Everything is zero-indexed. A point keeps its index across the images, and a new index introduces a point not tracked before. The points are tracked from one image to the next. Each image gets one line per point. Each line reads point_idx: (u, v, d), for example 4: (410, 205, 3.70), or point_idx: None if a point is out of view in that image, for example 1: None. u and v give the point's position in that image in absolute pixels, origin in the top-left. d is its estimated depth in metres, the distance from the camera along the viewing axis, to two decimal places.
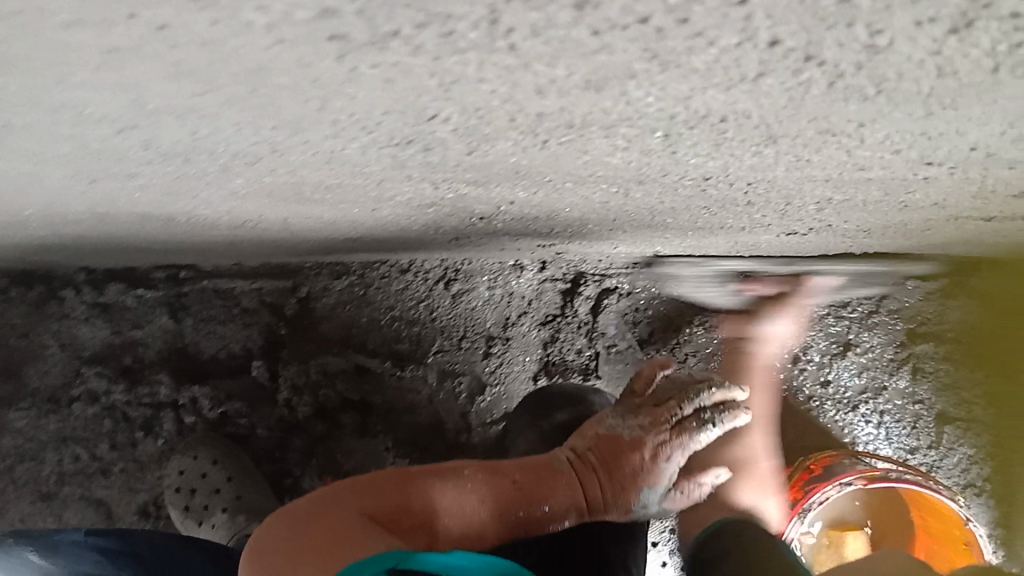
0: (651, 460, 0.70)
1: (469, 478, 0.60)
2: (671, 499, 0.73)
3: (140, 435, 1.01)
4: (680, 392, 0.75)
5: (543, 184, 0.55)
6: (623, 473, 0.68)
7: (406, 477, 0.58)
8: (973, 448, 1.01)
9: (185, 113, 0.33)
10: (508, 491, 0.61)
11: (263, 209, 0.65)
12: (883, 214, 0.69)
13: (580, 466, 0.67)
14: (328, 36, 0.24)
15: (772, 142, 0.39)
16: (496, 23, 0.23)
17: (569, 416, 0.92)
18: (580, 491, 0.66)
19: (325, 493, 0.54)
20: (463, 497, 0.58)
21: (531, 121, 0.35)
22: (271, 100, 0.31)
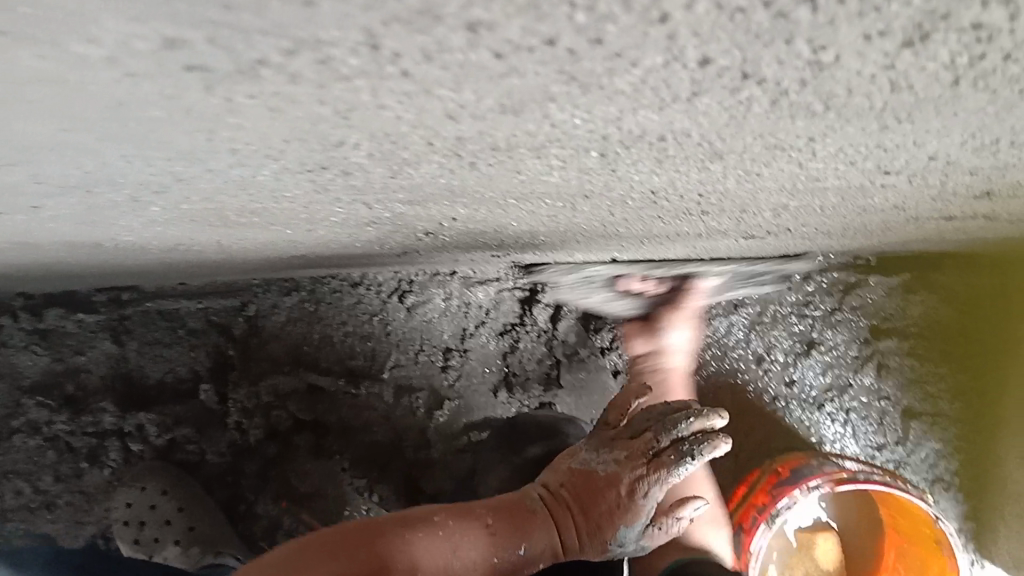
0: (628, 497, 0.67)
1: (443, 527, 0.63)
2: (651, 537, 0.71)
3: (85, 466, 0.97)
4: (657, 421, 0.69)
5: (483, 201, 0.52)
6: (599, 511, 0.67)
7: (381, 531, 0.61)
8: (941, 443, 0.99)
9: (63, 144, 0.30)
10: (481, 537, 0.64)
11: (192, 231, 0.61)
12: (842, 217, 0.67)
13: (555, 505, 0.68)
14: (184, 64, 0.21)
15: (718, 159, 0.36)
16: (378, 47, 0.20)
17: (545, 450, 0.92)
18: (555, 531, 0.67)
19: (306, 549, 0.59)
20: (439, 547, 0.62)
21: (452, 145, 0.32)
22: (151, 130, 0.28)
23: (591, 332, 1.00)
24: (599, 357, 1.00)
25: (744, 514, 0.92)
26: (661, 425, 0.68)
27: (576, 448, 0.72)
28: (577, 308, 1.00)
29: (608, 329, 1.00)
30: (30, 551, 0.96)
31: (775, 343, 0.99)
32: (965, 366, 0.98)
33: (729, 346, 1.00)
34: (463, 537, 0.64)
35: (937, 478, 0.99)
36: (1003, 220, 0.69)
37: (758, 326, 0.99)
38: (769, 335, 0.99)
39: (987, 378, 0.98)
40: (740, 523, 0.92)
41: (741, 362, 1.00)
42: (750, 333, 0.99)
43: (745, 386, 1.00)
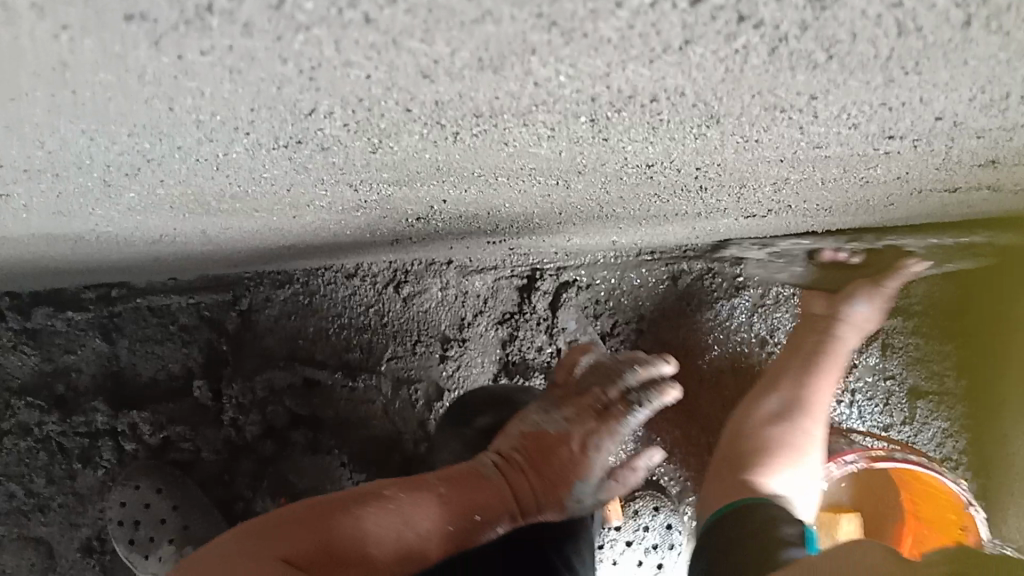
0: (581, 452, 0.66)
1: (393, 498, 0.58)
2: (608, 490, 0.69)
3: (77, 467, 0.96)
4: (605, 376, 0.69)
5: (472, 179, 0.50)
6: (553, 470, 0.64)
7: (326, 514, 0.55)
8: (948, 421, 0.97)
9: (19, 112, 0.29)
10: (438, 506, 0.59)
11: (174, 216, 0.60)
12: (844, 191, 0.64)
13: (508, 469, 0.64)
14: (122, 13, 0.22)
15: (715, 122, 0.35)
16: None
17: (495, 419, 0.86)
18: (511, 498, 0.62)
19: (238, 541, 0.52)
20: (395, 521, 0.56)
21: (431, 111, 0.31)
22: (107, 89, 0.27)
23: (591, 320, 0.98)
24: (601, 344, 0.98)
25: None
26: (606, 379, 0.69)
27: (520, 416, 0.70)
28: (576, 295, 0.98)
29: (608, 316, 0.98)
30: (25, 553, 0.95)
31: (777, 324, 0.98)
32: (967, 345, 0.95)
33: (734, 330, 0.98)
34: (416, 509, 0.58)
35: (945, 457, 0.97)
36: (1009, 191, 0.66)
37: (760, 309, 0.98)
38: (771, 318, 0.98)
39: (992, 357, 0.95)
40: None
41: (745, 345, 0.98)
42: (753, 316, 0.98)
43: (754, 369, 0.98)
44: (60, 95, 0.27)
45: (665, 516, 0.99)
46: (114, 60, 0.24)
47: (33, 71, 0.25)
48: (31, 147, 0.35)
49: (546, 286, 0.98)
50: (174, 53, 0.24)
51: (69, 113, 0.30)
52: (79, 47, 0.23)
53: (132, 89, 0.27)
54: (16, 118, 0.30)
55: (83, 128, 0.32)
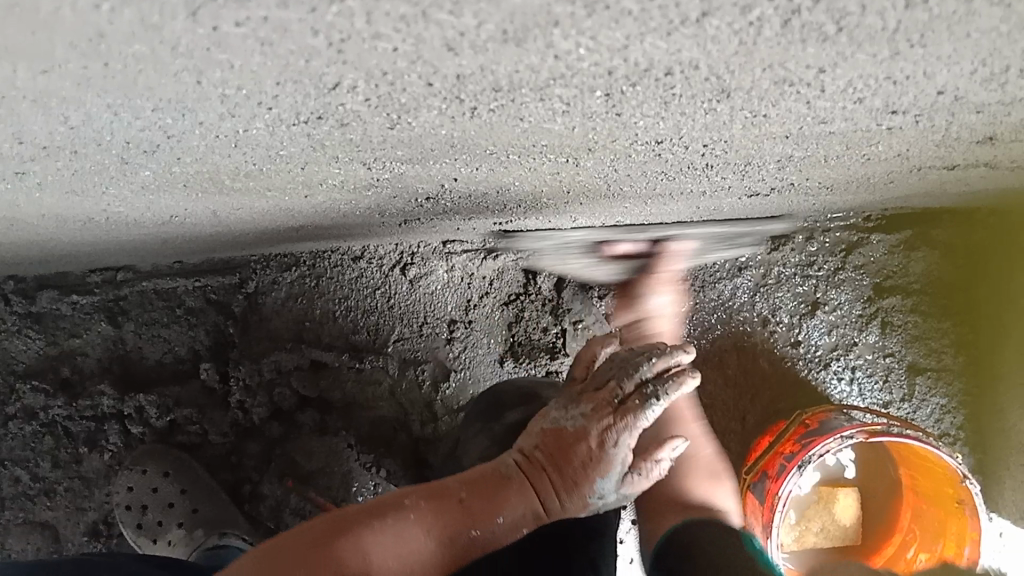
0: (598, 449, 0.61)
1: (410, 510, 0.58)
2: (631, 484, 0.64)
3: (84, 450, 0.96)
4: (618, 369, 0.66)
5: (485, 157, 0.51)
6: (574, 469, 0.61)
7: (341, 529, 0.55)
8: (946, 398, 0.98)
9: (41, 85, 0.30)
10: (452, 512, 0.59)
11: (186, 197, 0.61)
12: (846, 169, 0.65)
13: (529, 468, 0.62)
14: None
15: (726, 96, 0.35)
16: None
17: (523, 414, 0.84)
18: (530, 495, 0.61)
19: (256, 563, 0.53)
20: (405, 534, 0.57)
21: (451, 85, 0.32)
22: (132, 59, 0.27)
23: (596, 300, 0.99)
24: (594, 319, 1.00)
25: (768, 464, 0.92)
26: (622, 372, 0.65)
27: (547, 412, 0.68)
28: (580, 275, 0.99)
29: (612, 297, 0.99)
30: (30, 537, 0.96)
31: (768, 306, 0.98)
32: (959, 320, 0.97)
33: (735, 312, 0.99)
34: (429, 522, 0.58)
35: (943, 433, 0.98)
36: (1005, 167, 0.67)
37: (761, 289, 0.99)
38: (774, 297, 0.99)
39: (984, 332, 0.97)
40: (763, 470, 0.92)
41: (747, 325, 0.99)
42: (756, 295, 0.99)
43: (756, 348, 0.99)
44: (92, 68, 0.28)
45: None
46: (150, 32, 0.25)
47: (70, 42, 0.26)
48: (55, 122, 0.36)
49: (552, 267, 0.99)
50: (210, 25, 0.25)
51: (98, 87, 0.31)
52: (117, 19, 0.24)
53: (162, 61, 0.28)
54: (45, 91, 0.31)
55: (109, 102, 0.33)
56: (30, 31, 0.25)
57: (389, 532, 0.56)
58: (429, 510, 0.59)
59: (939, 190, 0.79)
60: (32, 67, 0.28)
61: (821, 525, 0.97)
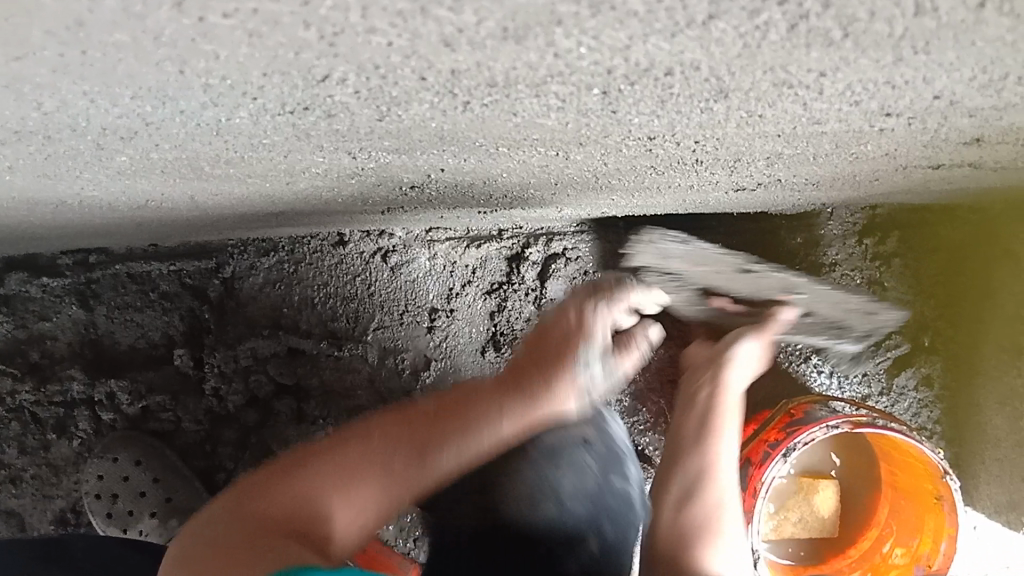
0: (574, 325, 0.67)
1: (352, 466, 0.60)
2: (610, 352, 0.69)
3: (52, 437, 0.96)
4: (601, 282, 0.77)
5: (474, 149, 0.50)
6: (545, 360, 0.65)
7: (303, 471, 0.59)
8: (925, 392, 0.99)
9: (17, 73, 0.29)
10: (409, 446, 0.62)
11: (161, 184, 0.61)
12: (833, 166, 0.65)
13: (502, 378, 0.65)
14: None
15: (723, 96, 0.35)
16: None
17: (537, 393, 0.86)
18: (506, 399, 0.63)
19: (224, 519, 0.55)
20: (353, 499, 0.60)
21: (445, 80, 0.31)
22: (107, 50, 0.27)
23: None
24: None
25: (753, 451, 0.91)
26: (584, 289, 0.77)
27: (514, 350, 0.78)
28: (565, 267, 0.98)
29: None
30: None
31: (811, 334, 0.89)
32: (936, 319, 0.98)
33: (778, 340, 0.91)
34: (370, 480, 0.60)
35: (921, 426, 0.99)
36: (991, 168, 0.67)
37: None
38: None
39: (964, 321, 0.97)
40: (748, 458, 0.92)
41: None
42: None
43: None
44: (70, 55, 0.27)
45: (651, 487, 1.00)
46: (133, 20, 0.25)
47: (46, 28, 0.25)
48: (28, 108, 0.35)
49: (535, 257, 0.98)
50: (197, 16, 0.24)
51: (77, 74, 0.30)
52: (98, 7, 0.24)
53: (144, 51, 0.27)
54: (18, 77, 0.30)
55: (85, 90, 0.32)
56: (4, 16, 0.24)
57: (335, 488, 0.59)
58: (377, 461, 0.61)
59: (923, 188, 0.79)
60: (7, 53, 0.27)
61: (811, 522, 0.97)
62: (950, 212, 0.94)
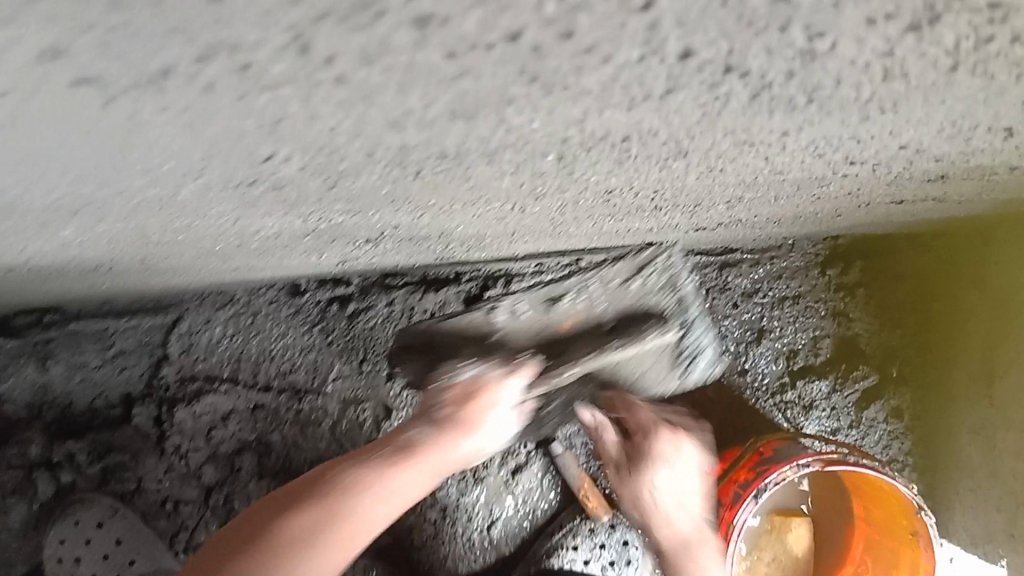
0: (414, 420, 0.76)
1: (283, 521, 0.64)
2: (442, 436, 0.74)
3: (12, 500, 0.93)
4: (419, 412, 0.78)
5: (429, 208, 0.49)
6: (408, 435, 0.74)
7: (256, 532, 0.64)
8: (893, 423, 1.00)
9: None
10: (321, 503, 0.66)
11: (109, 250, 0.59)
12: (794, 206, 0.64)
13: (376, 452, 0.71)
14: (68, 79, 0.21)
15: (683, 156, 0.34)
16: (315, 16, 0.19)
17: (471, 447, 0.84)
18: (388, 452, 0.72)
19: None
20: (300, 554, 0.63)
21: (394, 155, 0.30)
22: (32, 146, 0.25)
23: None
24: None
25: (722, 490, 0.89)
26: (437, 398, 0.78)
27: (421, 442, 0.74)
28: None
29: None
30: None
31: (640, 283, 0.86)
32: (901, 346, 1.00)
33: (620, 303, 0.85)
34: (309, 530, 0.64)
35: (892, 458, 1.00)
36: (954, 201, 0.68)
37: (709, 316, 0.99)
38: (720, 325, 0.99)
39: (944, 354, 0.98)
40: (717, 497, 0.89)
41: None
42: None
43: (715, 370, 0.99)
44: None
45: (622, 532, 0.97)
46: (53, 119, 0.23)
47: None
48: None
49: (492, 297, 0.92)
50: (124, 113, 0.23)
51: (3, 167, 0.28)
52: (15, 109, 0.22)
53: (69, 146, 0.25)
54: None
55: (15, 180, 0.30)
56: None
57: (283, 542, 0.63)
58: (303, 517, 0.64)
59: (887, 220, 0.79)
60: None
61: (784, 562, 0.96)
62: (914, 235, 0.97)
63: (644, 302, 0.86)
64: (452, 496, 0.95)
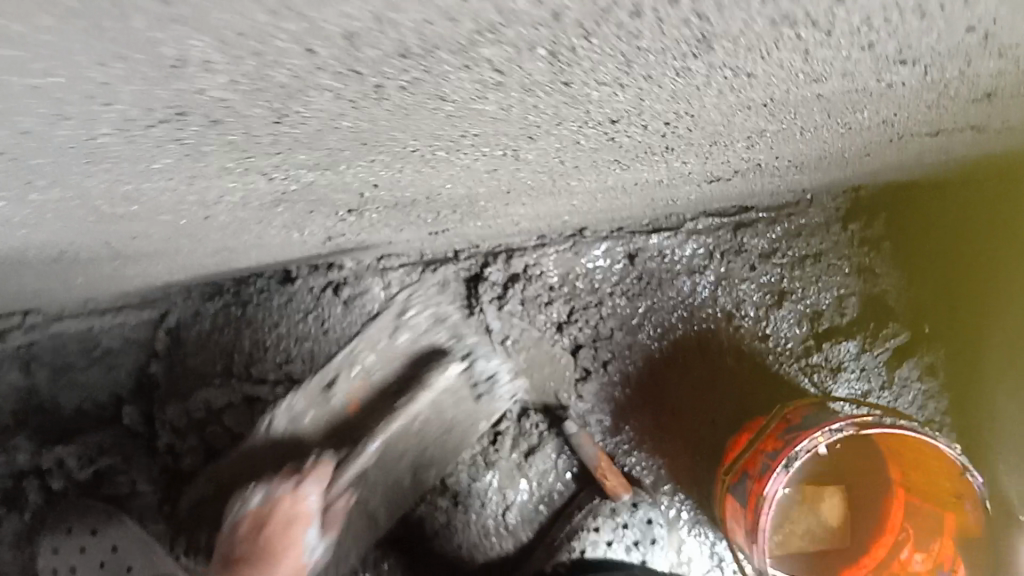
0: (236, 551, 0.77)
1: None
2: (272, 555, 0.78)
3: (3, 511, 0.90)
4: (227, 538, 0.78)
5: (408, 156, 0.43)
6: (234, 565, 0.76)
7: None
8: (928, 381, 0.93)
9: None
10: None
11: (66, 231, 0.54)
12: (822, 142, 0.58)
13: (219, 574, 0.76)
14: None
15: (666, 20, 0.29)
16: None
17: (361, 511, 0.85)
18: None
19: None
20: None
21: (314, 25, 0.25)
22: None
23: (543, 306, 0.90)
24: (533, 329, 0.90)
25: (751, 462, 0.83)
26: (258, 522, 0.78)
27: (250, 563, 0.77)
28: (524, 287, 0.90)
29: (563, 302, 0.91)
30: None
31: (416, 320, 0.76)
32: (933, 305, 0.94)
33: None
34: None
35: (929, 418, 0.94)
36: (995, 127, 0.61)
37: (724, 281, 0.93)
38: (738, 288, 0.93)
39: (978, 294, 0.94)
40: (746, 469, 0.83)
41: (712, 321, 0.93)
42: (717, 289, 0.93)
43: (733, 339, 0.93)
44: None
45: (645, 511, 0.91)
46: None
47: None
48: None
49: (496, 276, 0.89)
50: None
51: None
52: None
53: None
54: None
55: None
56: None
57: None
58: None
59: (913, 162, 0.73)
60: None
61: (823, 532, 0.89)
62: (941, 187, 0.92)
63: (425, 340, 0.88)
64: (464, 481, 0.88)
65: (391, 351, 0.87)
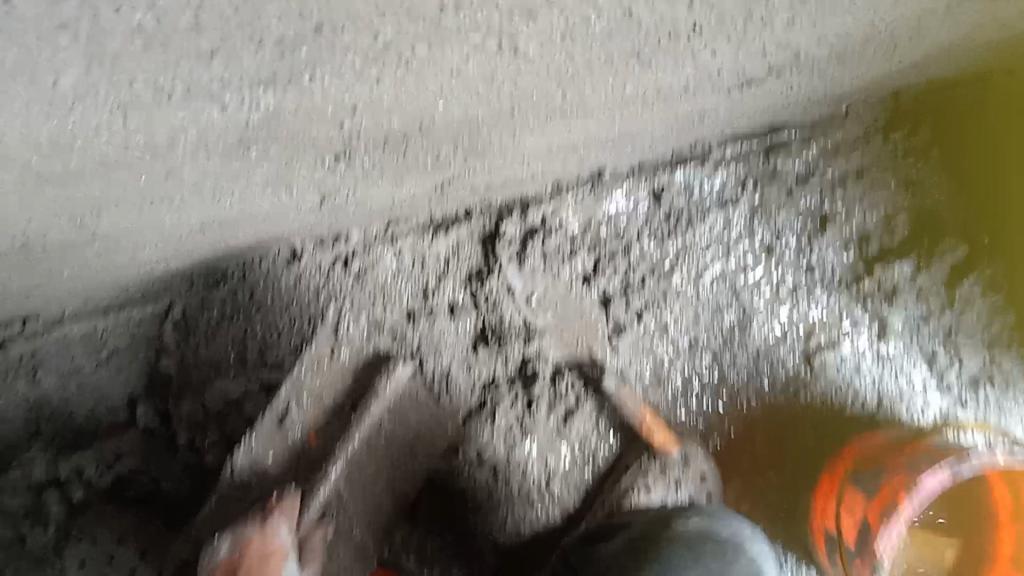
0: None
1: None
2: None
3: (26, 528, 0.78)
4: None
5: (388, 45, 0.36)
6: None
7: None
8: (991, 297, 0.85)
9: None
10: None
11: (15, 205, 0.48)
12: (872, 14, 0.50)
13: None
14: None
15: None
16: None
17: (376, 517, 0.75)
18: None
19: None
20: None
21: None
22: None
23: (567, 259, 0.83)
24: (559, 284, 0.82)
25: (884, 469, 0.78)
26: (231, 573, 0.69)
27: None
28: (544, 241, 0.82)
29: (588, 251, 0.83)
30: None
31: (352, 333, 0.80)
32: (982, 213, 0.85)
33: (341, 365, 0.78)
34: None
35: (993, 338, 0.85)
36: None
37: (757, 214, 0.85)
38: (774, 219, 0.85)
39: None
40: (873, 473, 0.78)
41: (750, 257, 0.85)
42: (752, 223, 0.85)
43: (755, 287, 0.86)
44: None
45: (698, 465, 0.82)
46: None
47: None
48: None
49: (513, 233, 0.81)
50: None
51: None
52: None
53: None
54: None
55: None
56: None
57: None
58: None
59: (968, 44, 0.65)
60: None
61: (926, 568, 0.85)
62: (982, 77, 0.82)
63: (368, 349, 0.79)
64: (502, 451, 0.80)
65: (324, 373, 0.77)
